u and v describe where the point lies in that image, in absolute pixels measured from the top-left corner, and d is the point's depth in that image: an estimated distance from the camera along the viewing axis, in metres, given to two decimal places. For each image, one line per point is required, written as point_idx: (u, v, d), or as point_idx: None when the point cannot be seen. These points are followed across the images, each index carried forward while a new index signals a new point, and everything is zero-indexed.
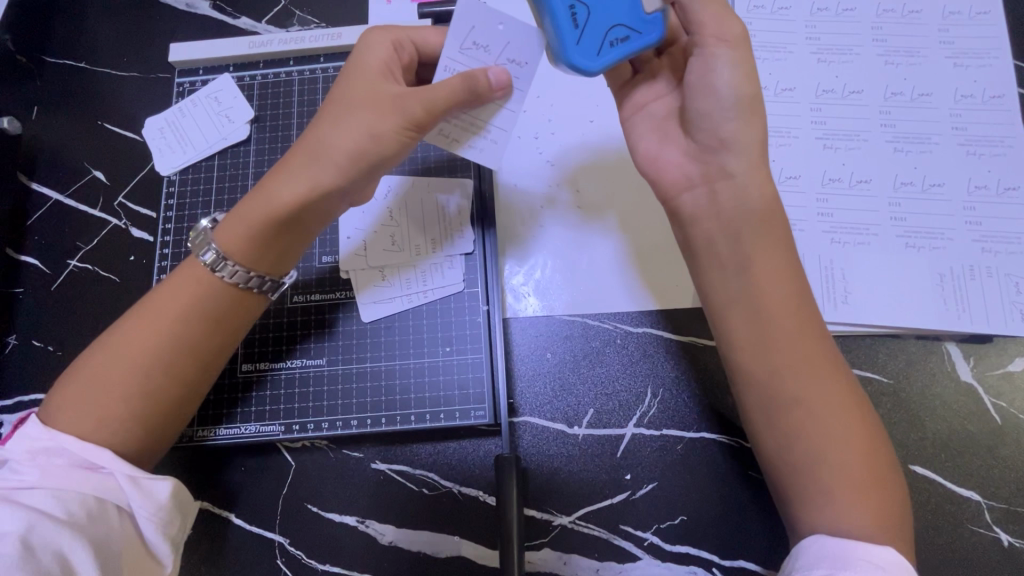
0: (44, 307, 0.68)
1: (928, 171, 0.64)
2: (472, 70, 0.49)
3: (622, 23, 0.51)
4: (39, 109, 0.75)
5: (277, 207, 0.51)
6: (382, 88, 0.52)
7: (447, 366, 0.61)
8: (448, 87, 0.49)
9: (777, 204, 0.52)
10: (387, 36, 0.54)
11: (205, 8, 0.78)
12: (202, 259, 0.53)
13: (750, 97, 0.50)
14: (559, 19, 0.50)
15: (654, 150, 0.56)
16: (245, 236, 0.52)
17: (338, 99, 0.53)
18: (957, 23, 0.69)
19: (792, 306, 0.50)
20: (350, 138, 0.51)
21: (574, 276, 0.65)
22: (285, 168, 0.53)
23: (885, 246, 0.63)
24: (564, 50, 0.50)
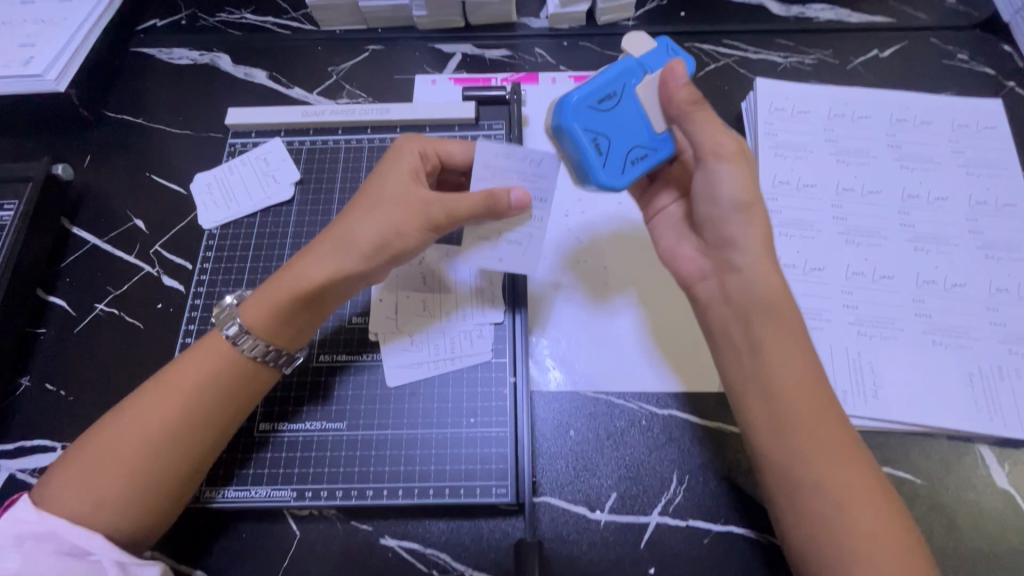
0: (64, 350, 0.68)
1: (949, 271, 0.66)
2: (494, 188, 0.52)
3: (638, 144, 0.53)
4: (92, 158, 0.79)
5: (300, 284, 0.53)
6: (410, 189, 0.55)
7: (470, 439, 0.60)
8: (470, 197, 0.52)
9: (789, 292, 0.53)
10: (415, 145, 0.58)
11: (262, 78, 0.84)
12: (227, 331, 0.53)
13: (751, 201, 0.53)
14: (585, 149, 0.51)
15: (673, 244, 0.60)
16: (268, 310, 0.53)
17: (366, 195, 0.55)
18: (966, 135, 0.74)
19: (806, 393, 0.49)
20: (377, 228, 0.53)
21: (600, 353, 0.65)
22: (310, 249, 0.55)
23: (911, 342, 0.63)
24: (594, 174, 0.52)
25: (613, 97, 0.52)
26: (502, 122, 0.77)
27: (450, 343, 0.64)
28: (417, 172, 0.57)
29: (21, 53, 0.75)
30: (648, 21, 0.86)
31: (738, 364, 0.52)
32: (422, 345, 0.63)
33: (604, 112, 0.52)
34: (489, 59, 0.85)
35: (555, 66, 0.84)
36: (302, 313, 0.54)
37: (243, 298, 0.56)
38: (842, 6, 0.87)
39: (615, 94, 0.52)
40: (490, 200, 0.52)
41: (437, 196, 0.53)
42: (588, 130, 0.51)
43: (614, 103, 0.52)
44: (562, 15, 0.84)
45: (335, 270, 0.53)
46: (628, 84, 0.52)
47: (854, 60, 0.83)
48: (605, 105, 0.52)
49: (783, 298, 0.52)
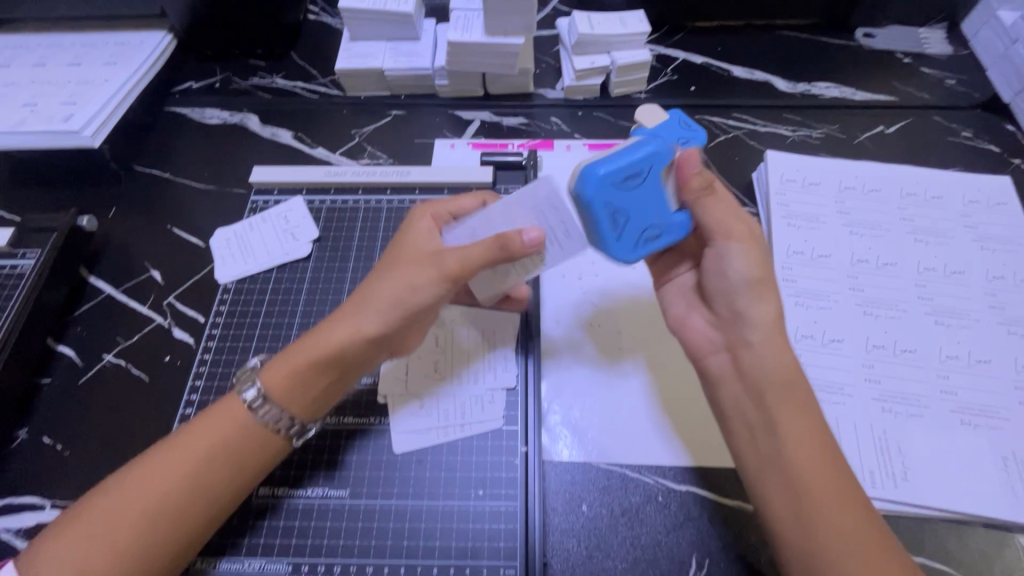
0: (66, 401, 0.67)
1: (972, 347, 0.65)
2: (507, 232, 0.52)
3: (655, 223, 0.53)
4: (117, 210, 0.82)
5: (325, 346, 0.52)
6: (427, 249, 0.55)
7: (478, 512, 0.57)
8: (486, 244, 0.52)
9: (800, 371, 0.52)
10: (426, 211, 0.60)
11: (287, 138, 0.87)
12: (244, 394, 0.52)
13: (761, 280, 0.54)
14: (604, 223, 0.51)
15: (683, 313, 0.61)
16: (289, 376, 0.52)
17: (386, 260, 0.57)
18: (978, 211, 0.74)
19: (828, 473, 0.47)
20: (395, 286, 0.53)
21: (613, 422, 0.62)
22: (334, 314, 0.55)
23: (938, 421, 0.61)
24: (609, 250, 0.52)
25: (639, 176, 0.51)
26: (518, 186, 0.79)
27: (469, 406, 0.62)
28: (432, 236, 0.58)
29: (62, 111, 0.79)
30: (660, 94, 0.90)
31: (750, 443, 0.51)
32: (444, 406, 0.62)
33: (628, 189, 0.51)
34: (506, 126, 0.88)
35: (570, 133, 0.87)
36: (323, 377, 0.53)
37: (266, 361, 0.56)
38: (845, 85, 0.91)
39: (642, 174, 0.51)
40: (501, 242, 0.51)
41: (451, 248, 0.54)
42: (610, 205, 0.50)
43: (639, 182, 0.51)
44: (577, 87, 0.88)
45: (357, 332, 0.53)
46: (656, 167, 0.51)
47: (860, 134, 0.86)
48: (629, 183, 0.50)
49: (798, 377, 0.52)
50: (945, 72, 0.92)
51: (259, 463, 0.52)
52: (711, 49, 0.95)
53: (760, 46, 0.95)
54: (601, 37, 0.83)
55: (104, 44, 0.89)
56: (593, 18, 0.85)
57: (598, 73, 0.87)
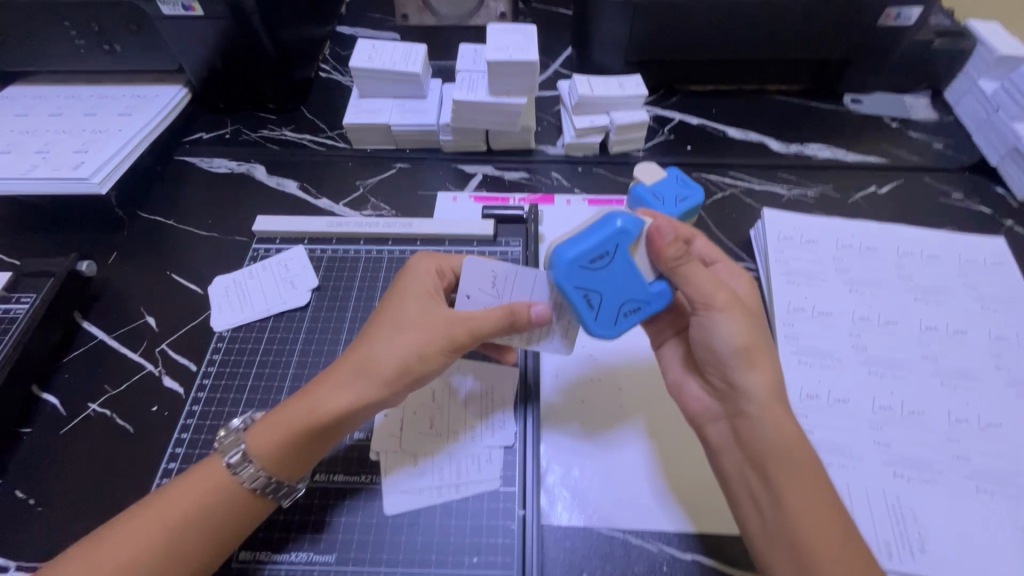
0: (44, 452, 0.64)
1: (981, 409, 0.63)
2: (518, 304, 0.54)
3: (632, 297, 0.53)
4: (118, 255, 0.82)
5: (313, 416, 0.51)
6: (431, 310, 0.55)
7: None
8: (498, 316, 0.53)
9: (804, 442, 0.50)
10: (431, 263, 0.59)
11: (293, 188, 0.89)
12: (228, 457, 0.50)
13: (752, 347, 0.52)
14: (578, 305, 0.52)
15: (678, 379, 0.60)
16: (271, 445, 0.50)
17: (384, 318, 0.55)
18: (975, 270, 0.75)
19: (840, 552, 0.45)
20: (400, 352, 0.53)
21: (615, 483, 0.60)
22: (323, 378, 0.53)
23: (952, 487, 0.59)
24: (586, 325, 0.53)
25: (606, 257, 0.51)
26: (519, 239, 0.79)
27: (463, 472, 0.59)
28: (436, 291, 0.57)
29: (73, 158, 0.81)
30: (658, 153, 0.93)
31: (756, 514, 0.50)
32: (440, 473, 0.59)
33: (596, 270, 0.51)
34: (508, 180, 0.90)
35: (570, 188, 0.89)
36: (306, 447, 0.51)
37: (251, 421, 0.54)
38: (836, 147, 0.94)
39: (608, 254, 0.51)
40: (511, 316, 0.53)
41: (460, 315, 0.54)
42: (580, 288, 0.51)
43: (606, 262, 0.51)
44: (578, 145, 0.91)
45: (355, 403, 0.52)
46: (622, 245, 0.51)
47: (854, 194, 0.88)
48: (596, 265, 0.51)
49: (801, 449, 0.50)
50: (932, 136, 0.95)
51: (239, 526, 0.50)
52: (706, 111, 0.99)
53: (753, 110, 1.00)
54: (600, 98, 0.87)
55: (121, 96, 0.92)
56: (593, 81, 0.88)
57: (597, 132, 0.90)
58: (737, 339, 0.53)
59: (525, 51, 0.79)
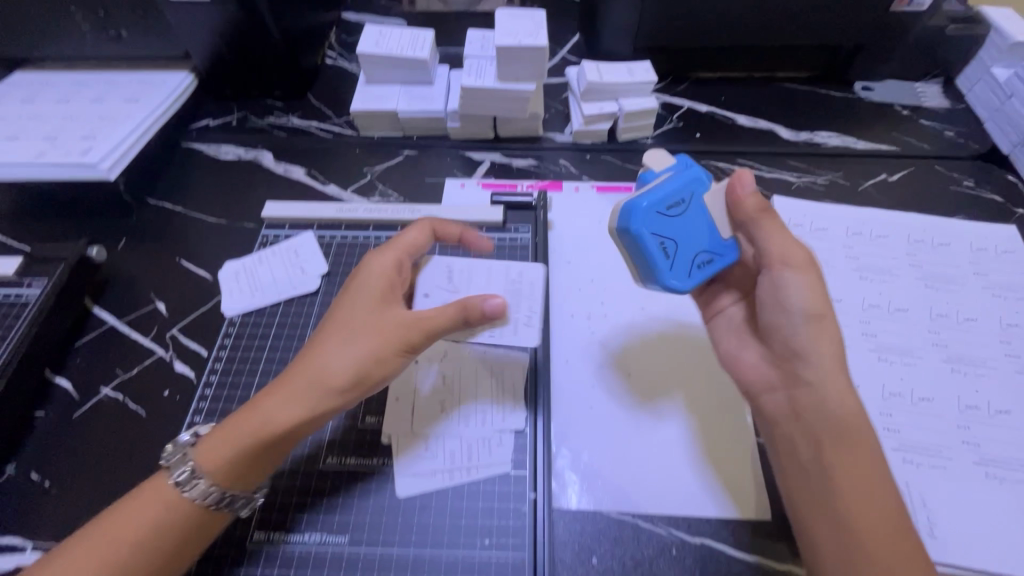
0: (58, 436, 0.65)
1: (991, 396, 0.63)
2: (469, 299, 0.56)
3: (704, 249, 0.58)
4: (127, 241, 0.82)
5: (267, 427, 0.51)
6: (380, 316, 0.55)
7: (483, 563, 0.54)
8: (451, 313, 0.55)
9: (863, 414, 0.51)
10: (380, 266, 0.58)
11: (300, 175, 0.89)
12: (176, 477, 0.50)
13: (820, 313, 0.54)
14: (655, 254, 0.55)
15: (734, 348, 0.62)
16: (224, 456, 0.50)
17: (333, 327, 0.54)
18: (986, 258, 0.74)
19: (887, 522, 0.47)
20: (348, 365, 0.52)
21: (625, 467, 0.60)
22: (274, 389, 0.53)
23: (962, 473, 0.59)
24: (663, 276, 0.56)
25: (680, 205, 0.57)
26: (528, 226, 0.79)
27: (462, 457, 0.59)
28: (385, 295, 0.57)
29: (81, 144, 0.81)
30: (667, 140, 0.92)
31: (802, 481, 0.51)
32: (439, 457, 0.59)
33: (672, 218, 0.56)
34: (516, 167, 0.90)
35: (578, 175, 0.88)
36: (262, 457, 0.52)
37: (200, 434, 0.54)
38: (847, 134, 0.93)
39: (682, 202, 0.56)
40: (464, 310, 0.55)
41: (411, 319, 0.55)
42: (657, 235, 0.55)
43: (681, 209, 0.57)
44: (586, 132, 0.90)
45: (303, 417, 0.51)
46: (694, 195, 0.57)
47: (864, 182, 0.87)
48: (672, 212, 0.56)
49: (861, 422, 0.51)
50: (943, 124, 0.95)
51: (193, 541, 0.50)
52: (715, 99, 0.99)
53: (763, 97, 0.99)
54: (610, 85, 0.86)
55: (127, 83, 0.92)
56: (602, 67, 0.88)
57: (606, 119, 0.89)
58: (812, 307, 0.54)
59: (534, 36, 0.78)
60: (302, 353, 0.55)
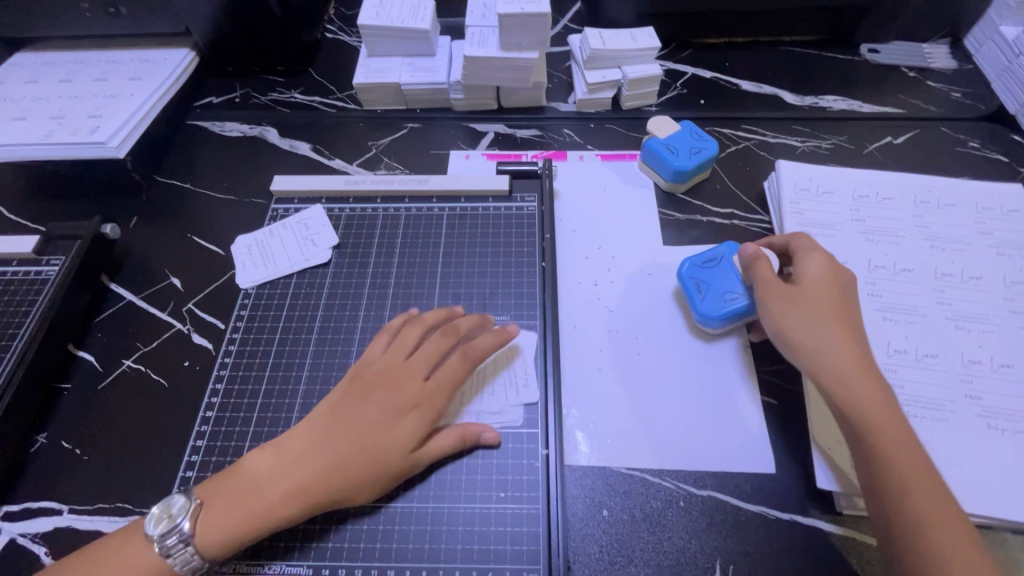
0: (85, 406, 0.67)
1: (994, 351, 0.65)
2: (471, 428, 0.59)
3: (735, 291, 0.66)
4: (138, 219, 0.83)
5: (273, 521, 0.52)
6: (406, 450, 0.56)
7: (500, 516, 0.57)
8: (453, 442, 0.58)
9: (875, 399, 0.55)
10: (439, 383, 0.59)
11: (306, 150, 0.89)
12: (162, 542, 0.51)
13: (801, 323, 0.59)
14: (690, 291, 0.68)
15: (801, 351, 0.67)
16: (228, 540, 0.52)
17: (368, 443, 0.55)
18: (992, 218, 0.75)
19: (917, 491, 0.51)
20: (358, 494, 0.54)
21: (633, 425, 0.62)
22: (290, 481, 0.53)
23: (964, 425, 0.60)
24: (693, 306, 0.67)
25: (713, 260, 0.69)
26: (534, 195, 0.80)
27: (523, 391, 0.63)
28: (419, 422, 0.57)
29: (89, 123, 0.81)
30: (671, 107, 0.92)
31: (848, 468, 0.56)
32: (488, 396, 0.63)
33: (705, 267, 0.69)
34: (520, 138, 0.90)
35: (583, 144, 0.88)
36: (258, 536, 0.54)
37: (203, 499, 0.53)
38: (852, 98, 0.93)
39: (714, 258, 0.69)
40: (462, 441, 0.58)
41: (422, 458, 0.56)
42: (693, 278, 0.68)
43: (713, 263, 0.69)
44: (590, 101, 0.90)
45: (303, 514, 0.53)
46: (726, 254, 0.69)
47: (870, 145, 0.87)
48: (705, 263, 0.69)
49: (869, 408, 0.54)
50: (949, 85, 0.94)
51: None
52: (719, 64, 0.98)
53: (767, 61, 0.98)
54: (613, 51, 0.86)
55: (130, 61, 0.92)
56: (604, 34, 0.87)
57: (609, 86, 0.89)
58: (808, 327, 0.59)
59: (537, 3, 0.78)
60: (320, 445, 0.55)
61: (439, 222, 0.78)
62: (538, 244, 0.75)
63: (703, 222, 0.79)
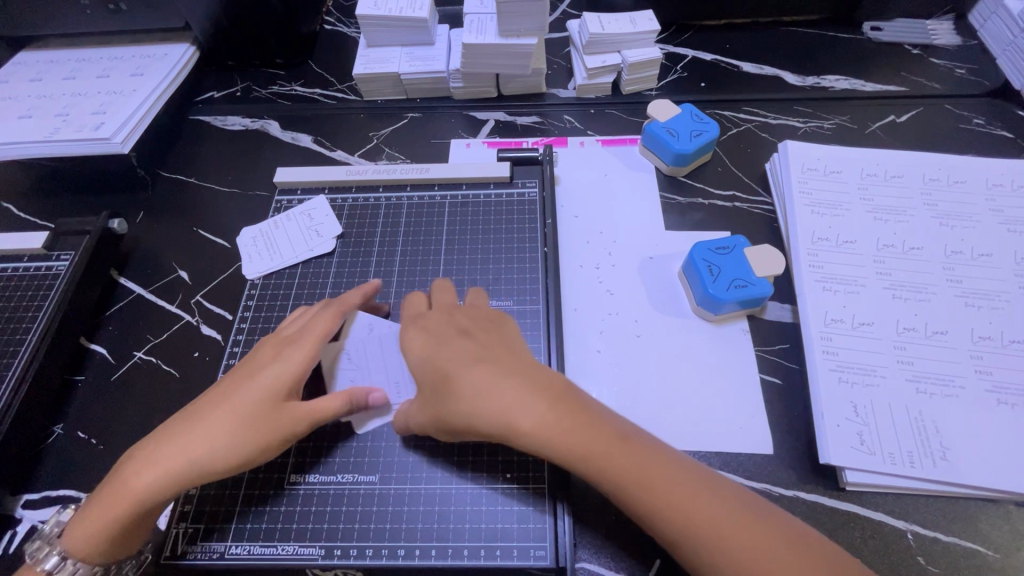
0: (99, 398, 0.69)
1: (1004, 327, 0.65)
2: (355, 395, 0.58)
3: (744, 277, 0.67)
4: (144, 214, 0.84)
5: (125, 506, 0.50)
6: (270, 403, 0.54)
7: (507, 495, 0.58)
8: (334, 404, 0.56)
9: (553, 421, 0.49)
10: (306, 341, 0.58)
11: (307, 142, 0.90)
12: (45, 563, 0.52)
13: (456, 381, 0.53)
14: (701, 271, 0.68)
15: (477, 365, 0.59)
16: (88, 538, 0.51)
17: (222, 406, 0.53)
18: (1002, 194, 0.74)
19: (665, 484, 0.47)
20: (222, 449, 0.52)
21: (634, 405, 0.63)
22: (135, 468, 0.51)
23: (975, 400, 0.61)
24: (703, 286, 0.67)
25: (726, 248, 0.69)
26: (536, 181, 0.80)
27: (382, 346, 0.64)
28: (287, 375, 0.55)
29: (93, 120, 0.82)
30: (673, 90, 0.92)
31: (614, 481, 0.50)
32: None
33: (718, 253, 0.69)
34: (520, 125, 0.90)
35: (583, 130, 0.88)
36: (126, 534, 0.52)
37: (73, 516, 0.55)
38: (855, 77, 0.92)
39: (727, 246, 0.69)
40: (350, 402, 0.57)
41: (293, 411, 0.54)
42: (704, 260, 0.68)
43: (726, 250, 0.69)
44: (590, 86, 0.90)
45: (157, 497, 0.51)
46: (740, 242, 0.69)
47: (872, 124, 0.86)
48: (719, 249, 0.69)
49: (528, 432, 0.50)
50: (954, 61, 0.93)
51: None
52: (720, 46, 0.97)
53: (770, 42, 0.97)
54: (612, 35, 0.85)
55: (131, 57, 0.92)
56: (603, 19, 0.87)
57: (610, 71, 0.89)
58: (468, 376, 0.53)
59: None
60: (172, 427, 0.53)
61: (441, 210, 0.78)
62: (539, 230, 0.76)
63: (705, 205, 0.79)
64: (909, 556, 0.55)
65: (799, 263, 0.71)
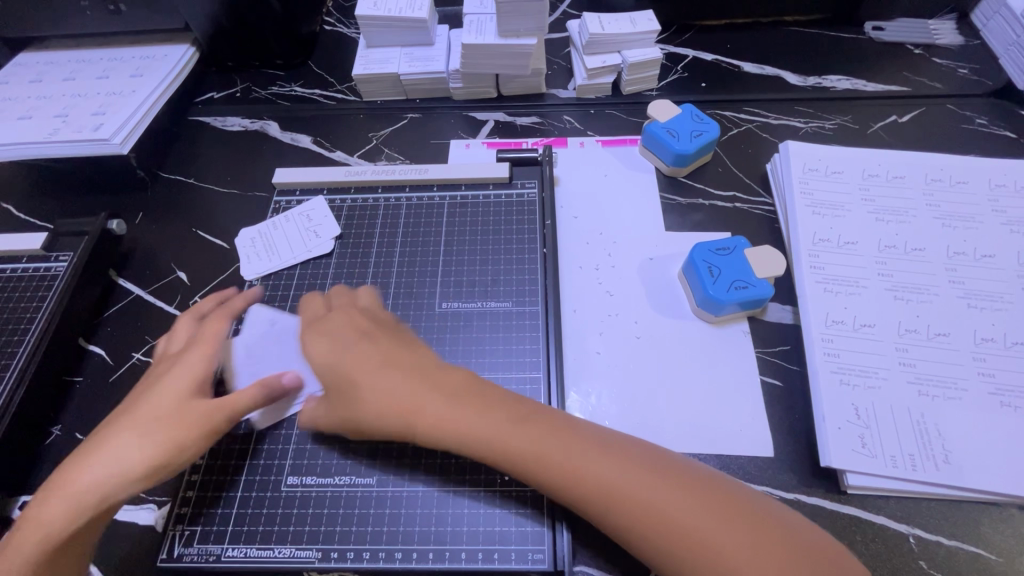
0: (97, 398, 0.68)
1: (1007, 328, 0.64)
2: (269, 378, 0.56)
3: (744, 278, 0.66)
4: (143, 215, 0.84)
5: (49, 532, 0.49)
6: (182, 405, 0.53)
7: (506, 498, 0.57)
8: (247, 393, 0.54)
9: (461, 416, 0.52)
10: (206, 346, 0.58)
11: (306, 142, 0.90)
12: None
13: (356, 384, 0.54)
14: (701, 273, 0.67)
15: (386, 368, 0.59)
16: None
17: (134, 417, 0.53)
18: (1005, 195, 0.74)
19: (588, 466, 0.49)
20: (139, 455, 0.51)
21: (633, 406, 0.63)
22: (51, 494, 0.50)
23: (977, 402, 0.60)
24: (703, 288, 0.66)
25: (726, 249, 0.69)
26: (535, 182, 0.80)
27: (278, 337, 0.63)
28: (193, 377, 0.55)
29: (93, 120, 0.82)
30: (673, 90, 0.91)
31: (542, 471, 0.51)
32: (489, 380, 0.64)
33: (719, 254, 0.68)
34: (520, 125, 0.90)
35: (583, 130, 0.88)
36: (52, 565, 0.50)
37: None
38: (856, 77, 0.91)
39: (728, 247, 0.69)
40: (265, 388, 0.55)
41: (208, 407, 0.53)
42: (704, 261, 0.68)
43: (726, 252, 0.69)
44: (590, 86, 0.90)
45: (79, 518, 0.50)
46: (740, 244, 0.69)
47: (874, 124, 0.86)
48: (719, 251, 0.69)
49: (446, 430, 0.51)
50: (956, 61, 0.92)
51: None
52: (721, 46, 0.97)
53: (771, 42, 0.97)
54: (613, 36, 0.85)
55: (131, 57, 0.92)
56: (603, 19, 0.86)
57: (610, 71, 0.89)
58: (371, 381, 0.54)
59: None
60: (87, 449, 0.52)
61: (440, 211, 0.78)
62: (538, 230, 0.75)
63: (705, 206, 0.79)
64: (911, 561, 0.55)
65: (800, 265, 0.70)
